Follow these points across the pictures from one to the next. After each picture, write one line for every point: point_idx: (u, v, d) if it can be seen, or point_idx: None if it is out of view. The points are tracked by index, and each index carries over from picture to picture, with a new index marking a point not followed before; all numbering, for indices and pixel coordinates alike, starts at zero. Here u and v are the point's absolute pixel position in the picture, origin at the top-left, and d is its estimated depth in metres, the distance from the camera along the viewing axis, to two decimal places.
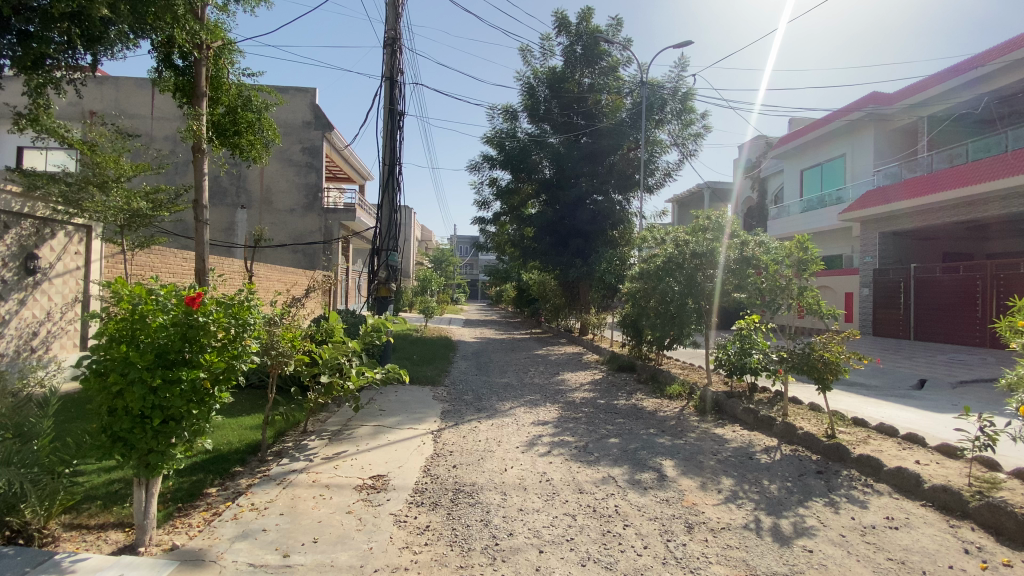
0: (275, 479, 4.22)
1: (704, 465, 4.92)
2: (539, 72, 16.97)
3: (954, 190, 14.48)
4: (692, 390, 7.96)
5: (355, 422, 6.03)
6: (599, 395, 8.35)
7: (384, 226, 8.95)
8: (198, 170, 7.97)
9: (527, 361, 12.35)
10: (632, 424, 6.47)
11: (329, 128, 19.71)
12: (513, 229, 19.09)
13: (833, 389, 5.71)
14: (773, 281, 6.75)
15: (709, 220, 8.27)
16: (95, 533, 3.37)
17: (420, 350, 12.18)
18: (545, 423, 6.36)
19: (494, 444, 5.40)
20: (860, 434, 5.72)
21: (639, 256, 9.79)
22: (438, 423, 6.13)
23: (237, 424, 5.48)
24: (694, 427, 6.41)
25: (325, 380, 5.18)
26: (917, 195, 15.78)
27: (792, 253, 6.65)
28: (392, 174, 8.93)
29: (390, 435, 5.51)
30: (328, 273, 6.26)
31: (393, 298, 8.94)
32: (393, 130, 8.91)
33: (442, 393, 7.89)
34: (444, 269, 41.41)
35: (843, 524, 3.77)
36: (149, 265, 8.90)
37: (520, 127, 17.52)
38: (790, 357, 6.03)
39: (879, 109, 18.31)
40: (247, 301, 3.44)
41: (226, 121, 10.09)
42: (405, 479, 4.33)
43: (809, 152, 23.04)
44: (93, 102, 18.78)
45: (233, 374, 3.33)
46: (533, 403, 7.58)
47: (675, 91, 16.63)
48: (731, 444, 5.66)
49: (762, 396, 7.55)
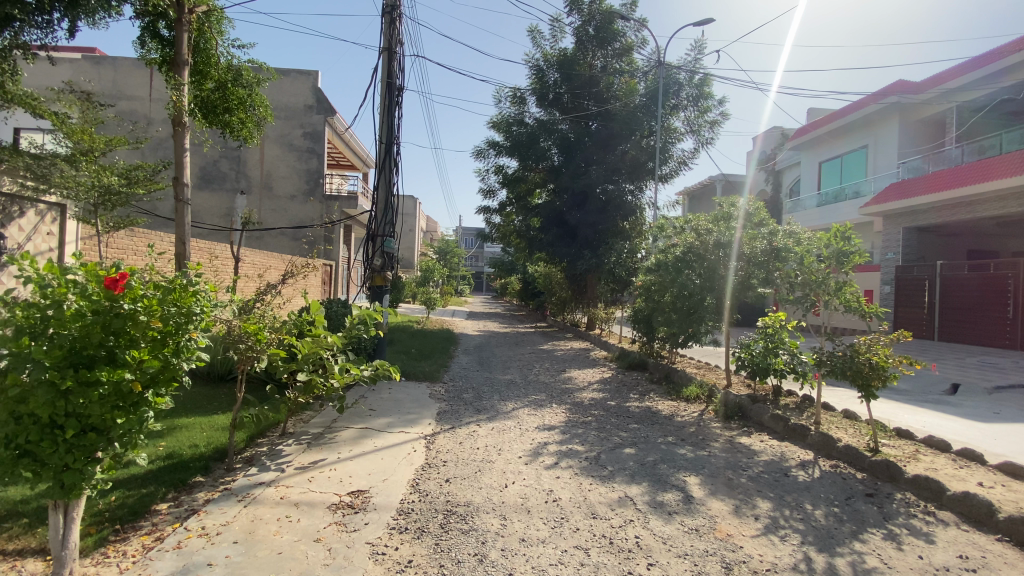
0: (236, 495, 3.62)
1: (734, 484, 4.29)
2: (549, 55, 16.16)
3: (972, 186, 13.95)
4: (712, 393, 7.29)
5: (340, 423, 5.40)
6: (610, 396, 7.69)
7: (380, 209, 8.26)
8: (178, 147, 7.33)
9: (531, 356, 11.73)
10: (647, 430, 5.84)
11: (331, 113, 19.07)
12: (519, 220, 18.39)
13: (878, 397, 5.02)
14: (807, 274, 6.07)
15: (733, 208, 7.58)
16: (8, 563, 2.78)
17: (419, 343, 11.54)
18: (551, 428, 5.72)
19: (494, 452, 4.76)
20: (908, 449, 5.10)
21: (655, 247, 9.08)
22: (433, 426, 5.50)
23: (208, 425, 4.96)
24: (717, 436, 5.74)
25: (304, 378, 4.58)
26: (939, 189, 15.08)
27: (831, 244, 5.96)
28: (389, 153, 8.21)
29: (377, 440, 4.89)
30: (310, 258, 5.60)
31: (389, 287, 8.33)
32: (391, 106, 8.21)
33: (439, 391, 7.26)
34: (449, 261, 40.37)
35: (910, 565, 3.12)
36: (130, 250, 8.33)
37: (528, 112, 16.83)
38: (827, 360, 5.32)
39: (906, 98, 17.52)
40: (193, 284, 2.82)
41: (215, 97, 9.46)
42: (389, 495, 3.74)
43: (828, 143, 22.17)
44: (90, 83, 18.26)
45: (174, 373, 2.77)
46: (537, 404, 6.93)
47: (692, 75, 15.79)
48: (762, 458, 5.02)
49: (789, 400, 6.89)
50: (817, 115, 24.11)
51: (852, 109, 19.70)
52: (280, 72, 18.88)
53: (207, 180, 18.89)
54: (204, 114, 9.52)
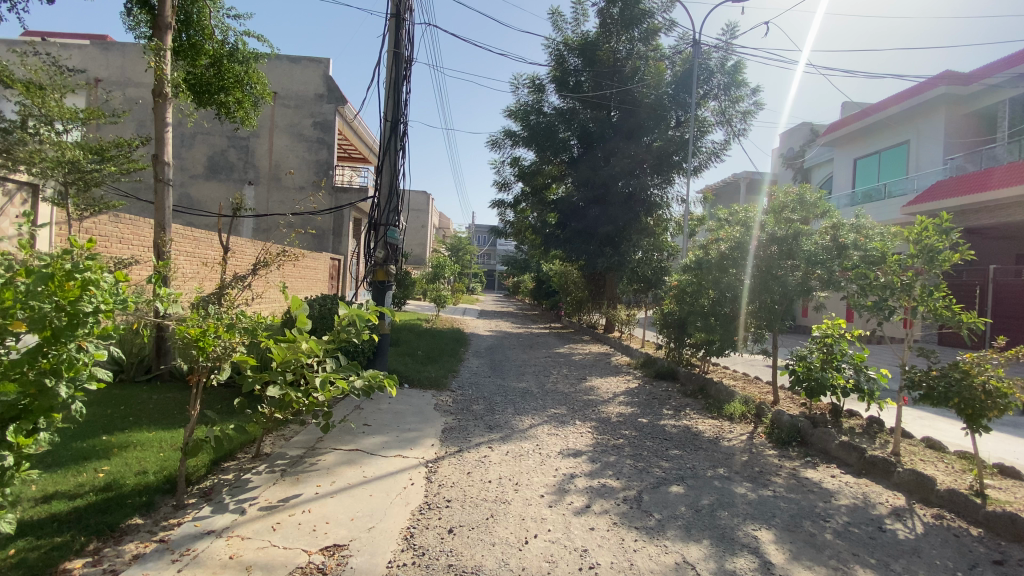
0: (172, 552, 2.77)
1: (819, 543, 3.33)
2: (570, 40, 15.15)
3: (1014, 187, 12.83)
4: (761, 411, 6.30)
5: (327, 443, 4.53)
6: (641, 412, 6.72)
7: (384, 196, 7.31)
8: (158, 121, 6.53)
9: (547, 361, 10.79)
10: (692, 459, 4.88)
11: (342, 102, 18.33)
12: (534, 216, 17.39)
13: (991, 430, 4.03)
14: (890, 276, 5.04)
15: (789, 198, 6.50)
16: None
17: (426, 344, 10.68)
18: (577, 454, 4.78)
19: (509, 488, 3.85)
20: (1022, 493, 4.11)
21: (693, 243, 8.08)
22: (437, 449, 4.59)
23: (162, 447, 4.15)
24: (777, 469, 4.77)
25: (277, 392, 3.72)
26: (973, 191, 14.05)
27: (917, 240, 4.95)
28: (395, 132, 7.32)
29: (367, 467, 4.01)
30: (292, 248, 4.82)
31: (392, 283, 7.43)
32: (398, 80, 7.31)
33: (446, 402, 6.37)
34: (461, 257, 39.37)
35: None
36: (116, 239, 7.58)
37: (547, 100, 15.84)
38: (923, 382, 4.33)
39: (956, 90, 16.30)
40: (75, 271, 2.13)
41: (210, 75, 8.69)
42: (374, 553, 2.87)
43: (865, 139, 20.84)
44: (97, 69, 17.74)
45: (53, 400, 2.09)
46: (559, 421, 5.99)
47: (724, 62, 14.78)
48: (842, 502, 4.04)
49: (852, 423, 5.89)
50: (851, 109, 22.77)
51: (892, 102, 18.44)
52: (290, 59, 18.20)
53: (214, 170, 18.18)
54: (196, 92, 8.79)
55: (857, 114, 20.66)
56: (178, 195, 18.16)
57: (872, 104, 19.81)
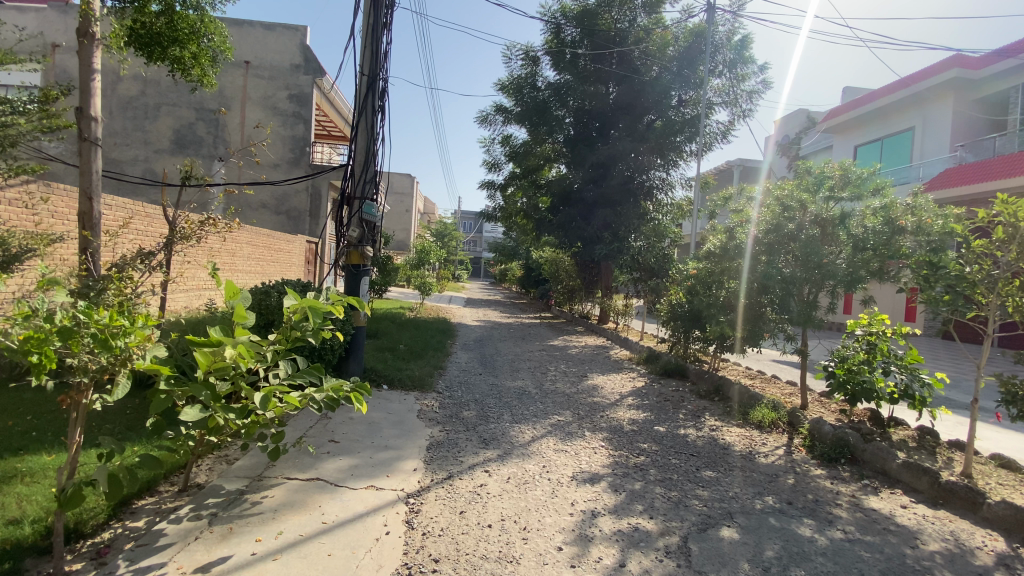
0: None
1: None
2: (568, 9, 14.04)
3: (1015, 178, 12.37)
4: (795, 419, 5.49)
5: (277, 469, 3.56)
6: (656, 419, 5.86)
7: (358, 165, 6.24)
8: (84, 66, 5.32)
9: (541, 356, 9.89)
10: (733, 484, 4.03)
11: (319, 73, 16.94)
12: (524, 200, 16.40)
13: None
14: (971, 266, 4.17)
15: (830, 177, 5.65)
16: None
17: (410, 337, 9.69)
18: (594, 479, 3.88)
19: (516, 538, 2.93)
20: None
21: (711, 227, 7.23)
22: (421, 477, 3.63)
23: (53, 480, 3.13)
24: (834, 497, 3.93)
25: (199, 414, 2.70)
26: (965, 182, 13.80)
27: (1003, 223, 4.08)
28: (372, 89, 6.23)
29: (328, 508, 3.04)
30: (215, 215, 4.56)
31: (368, 267, 6.44)
32: (376, 28, 6.21)
33: (432, 409, 5.43)
34: (446, 244, 38.03)
35: None
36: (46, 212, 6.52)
37: (542, 74, 14.78)
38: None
39: (965, 74, 15.72)
40: None
41: (161, 25, 7.44)
42: None
43: (866, 126, 20.17)
44: (53, 34, 16.13)
45: None
46: (564, 431, 5.11)
47: (731, 36, 13.87)
48: (932, 548, 3.21)
49: (901, 434, 5.10)
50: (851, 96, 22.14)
51: (897, 87, 17.82)
52: (264, 26, 16.78)
53: (181, 145, 16.71)
54: (144, 45, 7.51)
55: (857, 100, 20.05)
56: (141, 171, 16.70)
57: (875, 90, 19.18)
